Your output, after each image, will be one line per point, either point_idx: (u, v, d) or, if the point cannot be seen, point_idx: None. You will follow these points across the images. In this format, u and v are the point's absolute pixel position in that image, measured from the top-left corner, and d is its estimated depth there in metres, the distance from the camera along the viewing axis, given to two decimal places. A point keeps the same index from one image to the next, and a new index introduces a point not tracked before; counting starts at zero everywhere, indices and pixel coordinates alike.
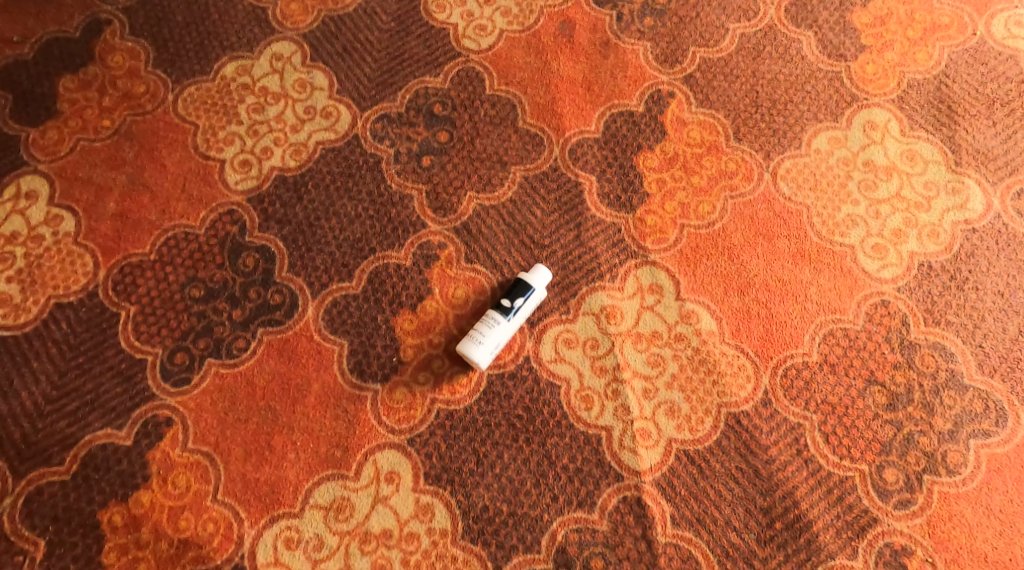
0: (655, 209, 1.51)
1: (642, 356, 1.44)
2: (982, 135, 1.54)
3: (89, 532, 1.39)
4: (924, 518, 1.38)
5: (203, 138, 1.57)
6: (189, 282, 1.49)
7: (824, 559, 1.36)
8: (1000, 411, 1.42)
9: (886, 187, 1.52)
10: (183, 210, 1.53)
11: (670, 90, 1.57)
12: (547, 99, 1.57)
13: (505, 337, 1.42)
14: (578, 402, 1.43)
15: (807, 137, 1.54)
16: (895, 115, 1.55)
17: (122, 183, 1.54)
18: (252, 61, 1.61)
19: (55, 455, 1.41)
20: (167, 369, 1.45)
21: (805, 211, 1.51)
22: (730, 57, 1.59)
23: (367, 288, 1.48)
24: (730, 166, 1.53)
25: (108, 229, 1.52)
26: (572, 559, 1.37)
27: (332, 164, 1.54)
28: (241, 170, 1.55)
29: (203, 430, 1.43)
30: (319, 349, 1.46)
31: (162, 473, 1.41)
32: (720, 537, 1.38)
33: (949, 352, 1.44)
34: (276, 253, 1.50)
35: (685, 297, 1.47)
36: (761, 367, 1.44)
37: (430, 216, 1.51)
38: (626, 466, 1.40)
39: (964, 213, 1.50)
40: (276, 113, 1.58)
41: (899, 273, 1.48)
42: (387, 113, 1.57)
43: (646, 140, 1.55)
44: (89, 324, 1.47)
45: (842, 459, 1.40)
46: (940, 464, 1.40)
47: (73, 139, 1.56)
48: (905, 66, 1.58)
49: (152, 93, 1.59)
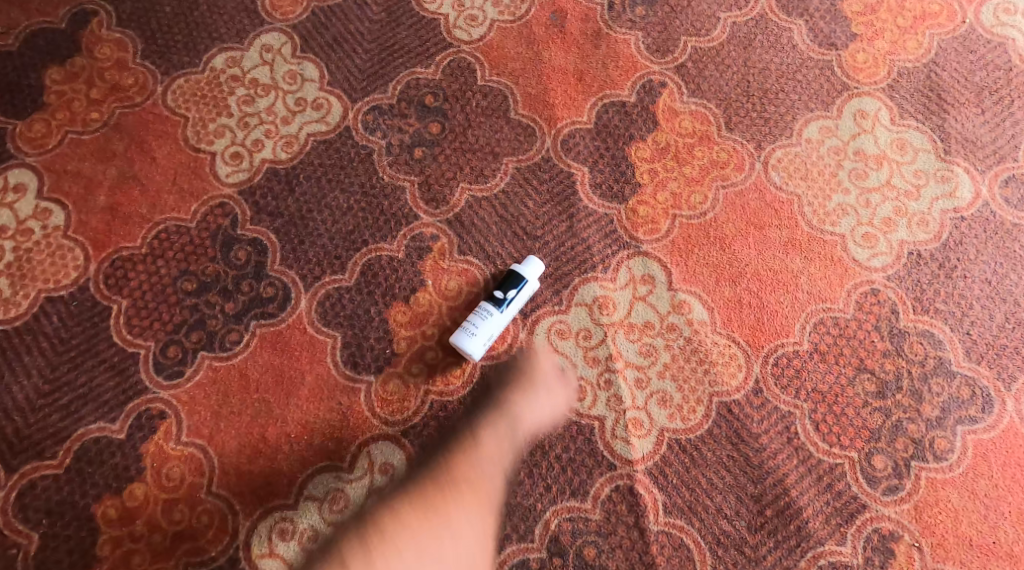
0: (647, 199, 1.51)
1: (635, 346, 1.45)
2: (970, 124, 1.54)
3: (83, 525, 1.39)
4: (912, 504, 1.39)
5: (193, 130, 1.56)
6: (182, 275, 1.49)
7: (813, 545, 1.38)
8: (986, 397, 1.43)
9: (876, 175, 1.52)
10: (174, 204, 1.53)
11: (661, 80, 1.57)
12: (539, 89, 1.57)
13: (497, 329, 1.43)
14: (571, 392, 1.44)
15: (799, 126, 1.55)
16: (885, 104, 1.56)
17: (112, 176, 1.54)
18: (242, 53, 1.60)
19: (47, 449, 1.41)
20: (160, 363, 1.46)
21: (796, 201, 1.52)
22: (723, 46, 1.59)
23: (360, 280, 1.48)
24: (722, 156, 1.54)
25: (98, 222, 1.51)
26: (565, 548, 1.38)
27: (324, 156, 1.54)
28: (233, 163, 1.54)
29: (197, 423, 1.43)
30: (313, 341, 1.46)
31: (156, 466, 1.42)
32: (711, 525, 1.39)
33: (937, 340, 1.45)
34: (269, 246, 1.50)
35: (677, 287, 1.48)
36: (752, 356, 1.45)
37: (424, 208, 1.51)
38: (619, 455, 1.41)
39: (953, 201, 1.51)
40: (267, 104, 1.57)
41: (890, 262, 1.49)
42: (379, 104, 1.56)
43: (638, 131, 1.55)
44: (81, 318, 1.47)
45: (832, 446, 1.41)
46: (928, 450, 1.41)
47: (60, 132, 1.55)
48: (894, 54, 1.58)
49: (141, 86, 1.58)
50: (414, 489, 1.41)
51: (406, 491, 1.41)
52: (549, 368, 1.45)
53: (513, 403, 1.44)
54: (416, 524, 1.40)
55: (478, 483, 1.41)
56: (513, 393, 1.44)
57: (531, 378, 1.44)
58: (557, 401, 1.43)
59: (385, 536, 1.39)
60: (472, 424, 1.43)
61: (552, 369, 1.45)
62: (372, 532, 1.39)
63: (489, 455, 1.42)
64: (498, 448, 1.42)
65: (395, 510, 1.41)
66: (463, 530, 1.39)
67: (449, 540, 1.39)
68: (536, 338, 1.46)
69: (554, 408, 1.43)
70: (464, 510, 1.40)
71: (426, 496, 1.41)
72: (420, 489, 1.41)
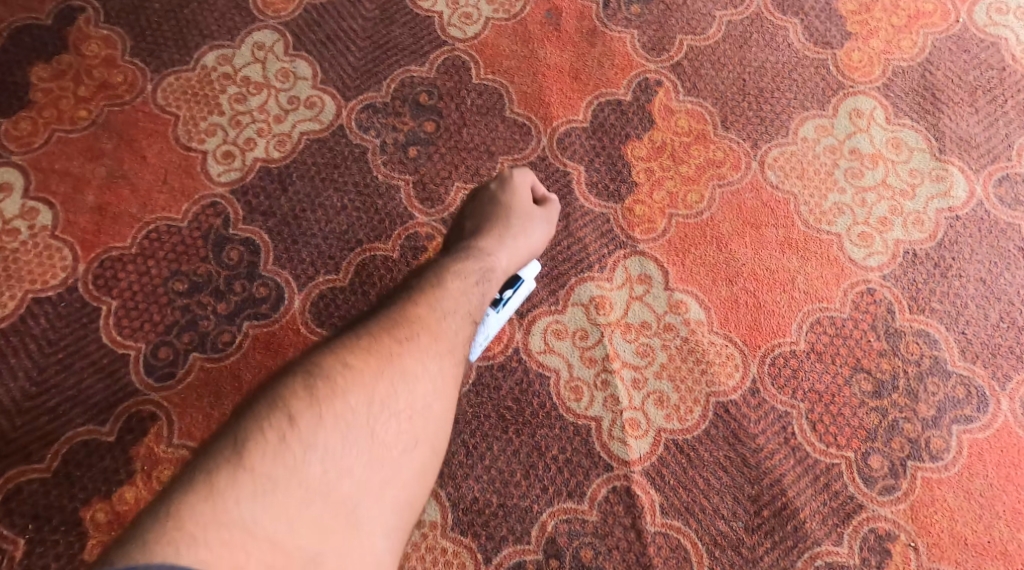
0: (643, 198, 1.51)
1: (631, 346, 1.45)
2: (965, 122, 1.54)
3: (72, 529, 1.37)
4: (908, 504, 1.39)
5: (184, 129, 1.54)
6: (173, 276, 1.48)
7: (811, 546, 1.37)
8: (981, 397, 1.42)
9: (872, 174, 1.52)
10: (165, 203, 1.51)
11: (657, 78, 1.57)
12: (534, 88, 1.56)
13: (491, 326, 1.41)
14: (568, 393, 1.43)
15: (795, 125, 1.54)
16: (881, 103, 1.55)
17: (101, 175, 1.52)
18: (234, 50, 1.58)
19: (35, 452, 1.39)
20: (151, 364, 1.44)
21: (792, 200, 1.51)
22: (718, 45, 1.58)
23: (354, 280, 1.47)
24: (718, 155, 1.53)
25: (87, 222, 1.49)
26: (561, 549, 1.37)
27: (318, 155, 1.53)
28: (224, 162, 1.53)
29: (188, 425, 1.42)
30: (307, 342, 1.45)
31: (146, 469, 1.40)
32: (708, 526, 1.38)
33: (933, 339, 1.45)
34: (261, 246, 1.49)
35: (673, 287, 1.47)
36: (749, 356, 1.44)
37: (418, 207, 1.50)
38: (616, 456, 1.40)
39: (948, 201, 1.51)
40: (259, 103, 1.56)
41: (885, 261, 1.48)
42: (373, 103, 1.55)
43: (633, 129, 1.54)
44: (69, 319, 1.45)
45: (829, 446, 1.41)
46: (924, 450, 1.41)
47: (47, 130, 1.53)
48: (889, 53, 1.58)
49: (130, 84, 1.56)
50: (364, 341, 1.16)
51: (357, 349, 1.15)
52: (525, 197, 1.44)
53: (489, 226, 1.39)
54: (368, 375, 1.12)
55: (444, 323, 1.21)
56: (492, 221, 1.40)
57: (511, 199, 1.42)
58: (534, 238, 1.40)
59: (333, 383, 1.11)
60: (450, 263, 1.30)
61: (529, 209, 1.43)
62: (317, 378, 1.11)
63: (457, 310, 1.24)
64: (472, 288, 1.28)
65: (342, 356, 1.14)
66: (424, 388, 1.15)
67: (404, 390, 1.13)
68: (516, 175, 1.46)
69: (531, 244, 1.40)
70: (424, 358, 1.17)
71: (380, 348, 1.15)
72: (375, 338, 1.16)
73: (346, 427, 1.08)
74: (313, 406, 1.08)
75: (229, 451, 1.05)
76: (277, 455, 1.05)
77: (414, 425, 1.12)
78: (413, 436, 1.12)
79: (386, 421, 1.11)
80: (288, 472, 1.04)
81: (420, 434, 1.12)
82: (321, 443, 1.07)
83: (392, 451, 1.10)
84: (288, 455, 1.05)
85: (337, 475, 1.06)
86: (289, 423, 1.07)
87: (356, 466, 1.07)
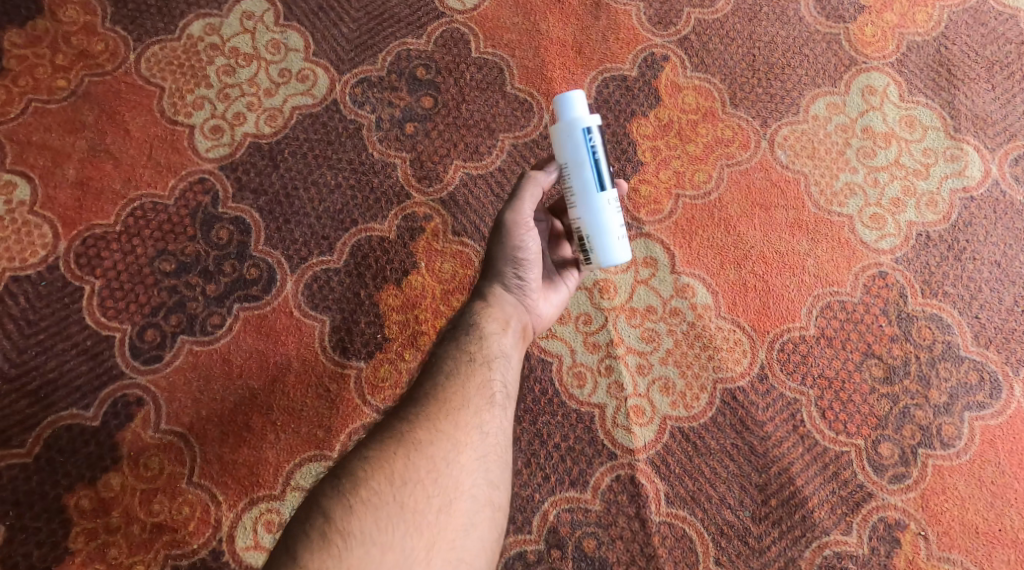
0: (649, 178, 1.46)
1: (636, 331, 1.41)
2: (981, 100, 1.49)
3: (54, 517, 1.32)
4: (918, 492, 1.35)
5: (170, 102, 1.48)
6: (159, 255, 1.42)
7: (818, 535, 1.33)
8: (994, 382, 1.39)
9: (884, 153, 1.47)
10: (150, 179, 1.45)
11: (664, 53, 1.51)
12: (535, 62, 1.50)
13: (612, 220, 1.19)
14: (570, 378, 1.39)
15: (806, 103, 1.50)
16: (894, 79, 1.51)
17: (81, 149, 1.45)
18: (221, 19, 1.51)
19: (14, 436, 1.34)
20: (137, 347, 1.39)
21: (803, 179, 1.47)
22: (727, 18, 1.53)
23: (349, 262, 1.42)
24: (726, 133, 1.48)
25: (68, 198, 1.43)
26: (563, 539, 1.34)
27: (310, 131, 1.47)
28: (213, 137, 1.46)
29: (177, 410, 1.37)
30: (300, 325, 1.40)
31: (133, 455, 1.35)
32: (714, 515, 1.34)
33: (945, 324, 1.41)
34: (252, 224, 1.43)
35: (680, 270, 1.43)
36: (758, 342, 1.40)
37: (416, 186, 1.45)
38: (620, 444, 1.37)
39: (963, 180, 1.46)
40: (249, 75, 1.49)
41: (898, 244, 1.44)
42: (368, 77, 1.49)
43: (639, 106, 1.49)
44: (50, 299, 1.39)
45: (838, 434, 1.37)
46: (936, 437, 1.37)
47: (23, 100, 1.46)
48: (904, 27, 1.53)
49: (111, 52, 1.49)
50: (378, 437, 1.10)
51: (376, 436, 1.11)
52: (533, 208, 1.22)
53: (499, 260, 1.23)
54: (388, 461, 1.07)
55: (456, 397, 1.13)
56: (503, 244, 1.22)
57: (518, 214, 1.21)
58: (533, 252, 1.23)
59: (357, 474, 1.06)
60: (456, 328, 1.19)
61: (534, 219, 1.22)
62: (342, 472, 1.07)
63: (471, 381, 1.14)
64: (479, 363, 1.16)
65: (362, 452, 1.09)
66: (456, 445, 1.10)
67: (437, 462, 1.08)
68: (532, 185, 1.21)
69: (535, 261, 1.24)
70: (446, 419, 1.11)
71: (396, 434, 1.10)
72: (392, 422, 1.12)
73: (381, 508, 1.04)
74: (344, 498, 1.05)
75: (281, 555, 1.01)
76: (322, 548, 1.01)
77: (450, 482, 1.08)
78: (452, 498, 1.07)
79: (416, 489, 1.06)
80: (336, 558, 1.00)
81: (459, 487, 1.08)
82: (360, 528, 1.03)
83: (432, 512, 1.05)
84: (333, 543, 1.01)
85: (385, 551, 1.02)
86: (328, 518, 1.03)
87: (400, 538, 1.03)
